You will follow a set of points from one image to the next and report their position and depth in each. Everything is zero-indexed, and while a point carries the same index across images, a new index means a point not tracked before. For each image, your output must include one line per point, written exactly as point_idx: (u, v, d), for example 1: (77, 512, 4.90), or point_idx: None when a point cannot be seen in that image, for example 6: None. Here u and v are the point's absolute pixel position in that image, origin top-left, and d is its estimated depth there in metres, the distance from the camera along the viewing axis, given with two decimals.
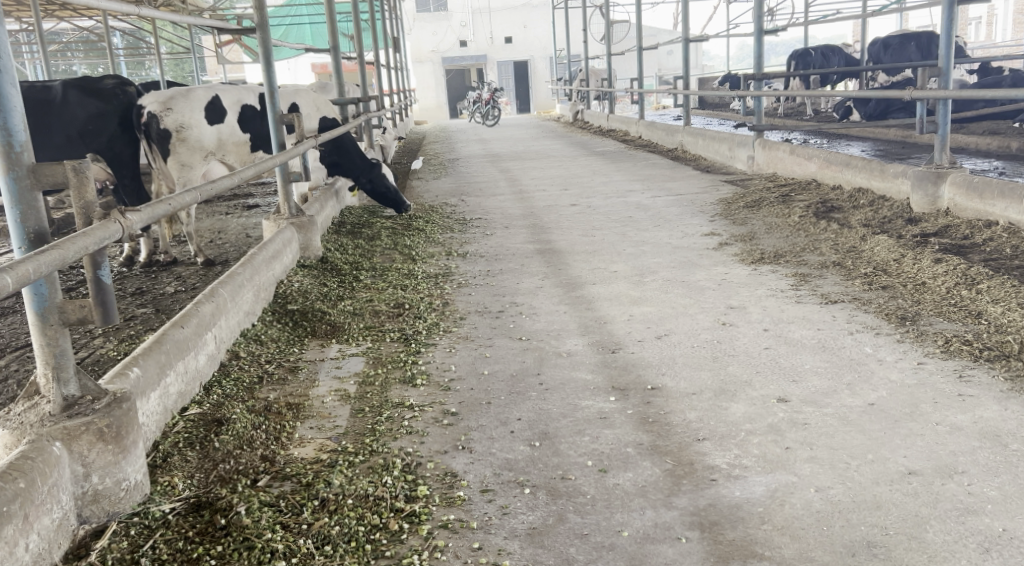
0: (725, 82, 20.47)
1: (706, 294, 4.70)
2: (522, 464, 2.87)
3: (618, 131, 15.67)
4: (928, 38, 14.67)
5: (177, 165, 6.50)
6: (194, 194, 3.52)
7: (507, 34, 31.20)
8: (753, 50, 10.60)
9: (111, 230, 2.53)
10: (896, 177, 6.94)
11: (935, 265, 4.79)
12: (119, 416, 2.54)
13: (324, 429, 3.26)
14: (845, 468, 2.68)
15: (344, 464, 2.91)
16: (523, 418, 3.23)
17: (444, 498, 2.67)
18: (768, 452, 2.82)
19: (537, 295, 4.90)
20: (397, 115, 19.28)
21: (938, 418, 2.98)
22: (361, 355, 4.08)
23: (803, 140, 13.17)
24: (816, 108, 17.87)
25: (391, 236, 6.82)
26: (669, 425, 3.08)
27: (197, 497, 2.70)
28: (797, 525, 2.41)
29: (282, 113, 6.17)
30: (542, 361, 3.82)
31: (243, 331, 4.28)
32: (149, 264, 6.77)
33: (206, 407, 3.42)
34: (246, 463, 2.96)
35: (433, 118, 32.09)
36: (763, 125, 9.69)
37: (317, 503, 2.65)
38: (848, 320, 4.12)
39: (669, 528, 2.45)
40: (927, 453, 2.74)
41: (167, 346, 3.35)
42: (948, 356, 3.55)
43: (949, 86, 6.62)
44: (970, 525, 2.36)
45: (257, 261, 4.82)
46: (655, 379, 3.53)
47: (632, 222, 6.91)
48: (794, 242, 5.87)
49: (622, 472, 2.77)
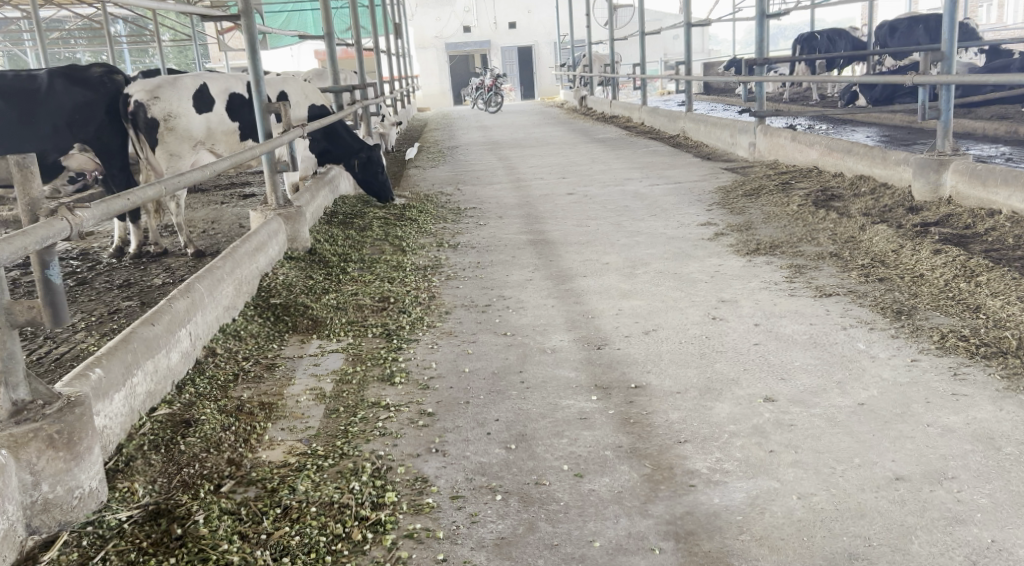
0: (731, 67, 20.26)
1: (698, 287, 4.57)
2: (496, 469, 2.76)
3: (620, 118, 15.51)
4: (936, 21, 14.46)
5: (164, 155, 6.41)
6: (159, 188, 3.39)
7: (512, 20, 31.05)
8: (756, 34, 10.43)
9: (56, 228, 2.43)
10: (898, 165, 6.80)
11: (934, 256, 4.65)
12: (71, 422, 2.48)
13: (295, 430, 3.16)
14: (829, 474, 2.56)
15: (311, 469, 2.81)
16: (500, 419, 3.12)
17: (411, 505, 2.57)
18: (750, 455, 2.71)
19: (526, 288, 4.79)
20: (400, 101, 19.16)
21: (929, 419, 2.86)
22: (341, 351, 3.97)
23: (809, 126, 12.98)
24: (823, 93, 17.67)
25: (383, 226, 6.71)
26: (651, 426, 2.97)
27: (156, 503, 2.63)
28: (775, 536, 2.30)
29: (269, 102, 6.04)
30: (526, 358, 3.70)
31: (222, 327, 4.18)
32: (139, 255, 6.67)
33: (177, 407, 3.33)
34: (211, 467, 2.87)
35: (437, 105, 31.94)
36: (765, 111, 9.53)
37: (279, 511, 2.56)
38: (842, 314, 4.00)
39: (643, 538, 2.35)
40: (916, 457, 2.62)
41: (135, 345, 3.25)
42: (944, 352, 3.43)
43: (953, 71, 6.46)
44: (958, 536, 2.24)
45: (239, 254, 4.71)
46: (640, 377, 3.41)
47: (628, 212, 6.79)
48: (792, 231, 5.73)
49: (598, 477, 2.66)
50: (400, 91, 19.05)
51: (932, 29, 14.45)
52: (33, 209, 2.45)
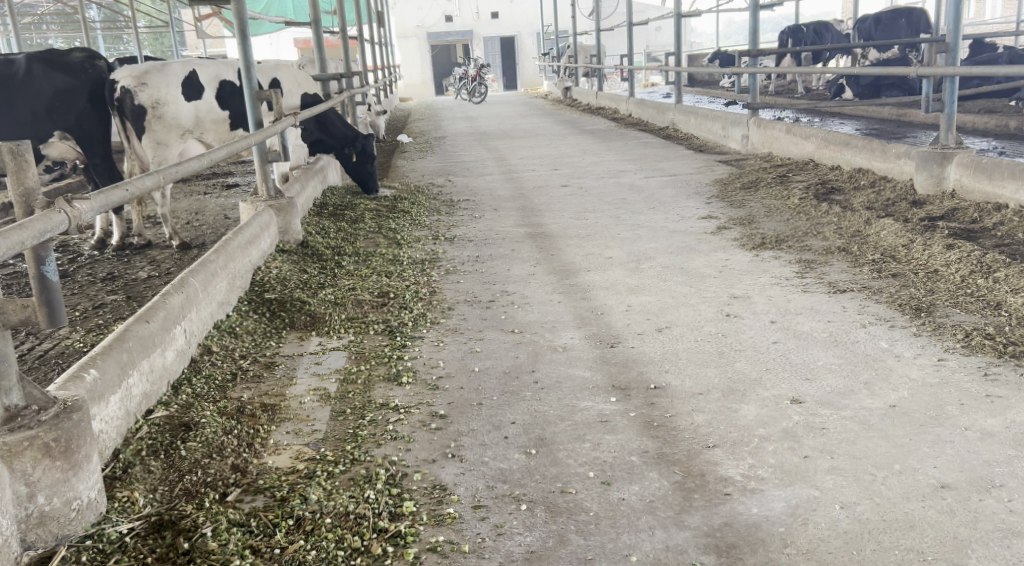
0: (715, 60, 20.16)
1: (707, 283, 4.45)
2: (518, 476, 2.62)
3: (606, 109, 15.36)
4: (919, 15, 14.28)
5: (151, 144, 6.19)
6: (159, 177, 3.23)
7: (493, 9, 30.80)
8: (748, 25, 10.29)
9: (55, 221, 2.27)
10: (898, 158, 6.71)
11: (946, 251, 4.56)
12: (68, 429, 2.31)
13: (302, 434, 3.00)
14: (871, 482, 2.46)
15: (322, 476, 2.66)
16: (517, 422, 2.98)
17: (432, 516, 2.43)
18: (785, 461, 2.60)
19: (530, 283, 4.64)
20: (382, 92, 18.92)
21: (966, 422, 2.76)
22: (342, 349, 3.82)
23: (796, 118, 12.89)
24: (807, 85, 17.63)
25: (376, 219, 6.52)
26: (676, 430, 2.83)
27: (160, 514, 2.48)
28: (823, 550, 2.20)
29: (260, 90, 5.86)
30: (537, 357, 3.56)
31: (217, 323, 4.01)
32: (122, 247, 6.47)
33: (174, 409, 3.16)
34: (214, 474, 2.72)
35: (418, 95, 31.68)
36: (757, 103, 9.42)
37: (293, 522, 2.42)
38: (859, 311, 3.89)
39: (683, 552, 2.23)
40: (959, 463, 2.53)
41: (130, 343, 3.08)
42: (971, 352, 3.33)
43: (957, 63, 6.36)
44: (1016, 550, 2.15)
45: (232, 247, 4.53)
46: (658, 377, 3.28)
47: (625, 204, 6.66)
48: (795, 226, 5.62)
49: (627, 485, 2.53)
50: (384, 80, 18.80)
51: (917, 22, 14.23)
52: (28, 201, 2.29)
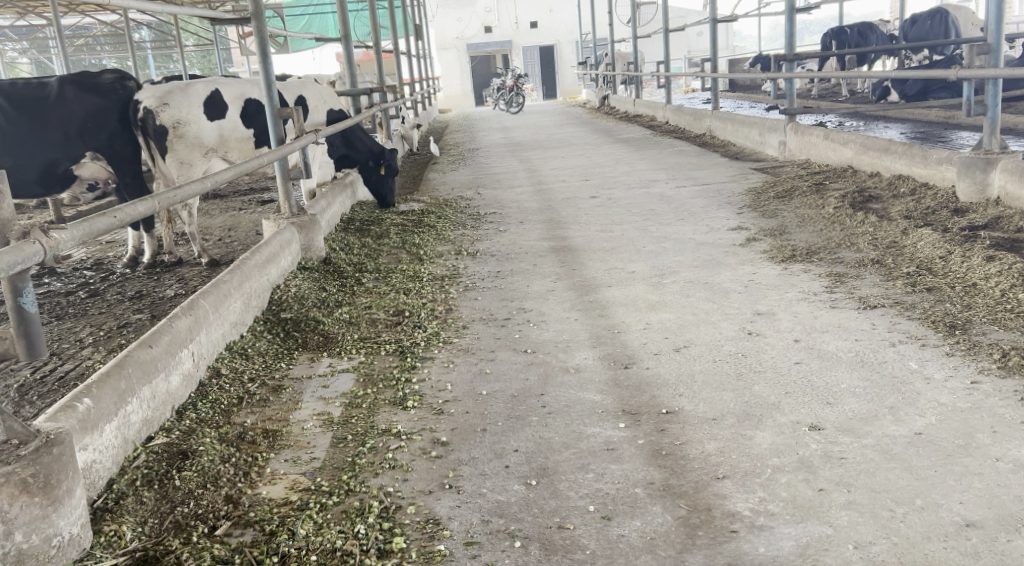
0: (758, 64, 19.88)
1: (731, 299, 4.29)
2: (515, 509, 2.51)
3: (645, 116, 15.17)
4: (944, 14, 13.84)
5: (175, 163, 6.22)
6: (151, 203, 3.14)
7: (532, 19, 30.81)
8: (786, 29, 10.05)
9: (27, 253, 2.22)
10: (939, 164, 6.48)
11: (987, 264, 4.34)
12: (48, 464, 2.26)
13: (299, 462, 2.92)
14: (889, 519, 2.31)
15: (313, 508, 2.58)
16: (520, 450, 2.86)
17: (421, 553, 2.34)
18: (798, 495, 2.45)
19: (548, 299, 4.54)
20: (420, 105, 18.97)
21: (998, 452, 2.58)
22: (352, 371, 3.73)
23: (839, 123, 12.60)
24: (852, 89, 17.26)
25: (401, 233, 6.46)
26: (685, 459, 2.70)
27: (145, 550, 2.43)
28: None
29: (282, 107, 5.82)
30: (547, 379, 3.44)
31: (229, 345, 3.95)
32: (153, 265, 6.50)
33: (174, 436, 3.10)
34: (207, 505, 2.66)
35: (458, 106, 31.73)
36: (794, 109, 9.19)
37: (277, 559, 2.36)
38: (889, 329, 3.70)
39: None
40: (987, 499, 2.36)
41: (129, 370, 3.02)
42: (1007, 374, 3.13)
43: (999, 62, 6.11)
44: None
45: (248, 266, 4.47)
46: (671, 401, 3.14)
47: (654, 216, 6.51)
48: (828, 236, 5.43)
49: (628, 521, 2.41)
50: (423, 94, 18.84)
51: (942, 25, 13.85)
52: (4, 231, 2.26)
